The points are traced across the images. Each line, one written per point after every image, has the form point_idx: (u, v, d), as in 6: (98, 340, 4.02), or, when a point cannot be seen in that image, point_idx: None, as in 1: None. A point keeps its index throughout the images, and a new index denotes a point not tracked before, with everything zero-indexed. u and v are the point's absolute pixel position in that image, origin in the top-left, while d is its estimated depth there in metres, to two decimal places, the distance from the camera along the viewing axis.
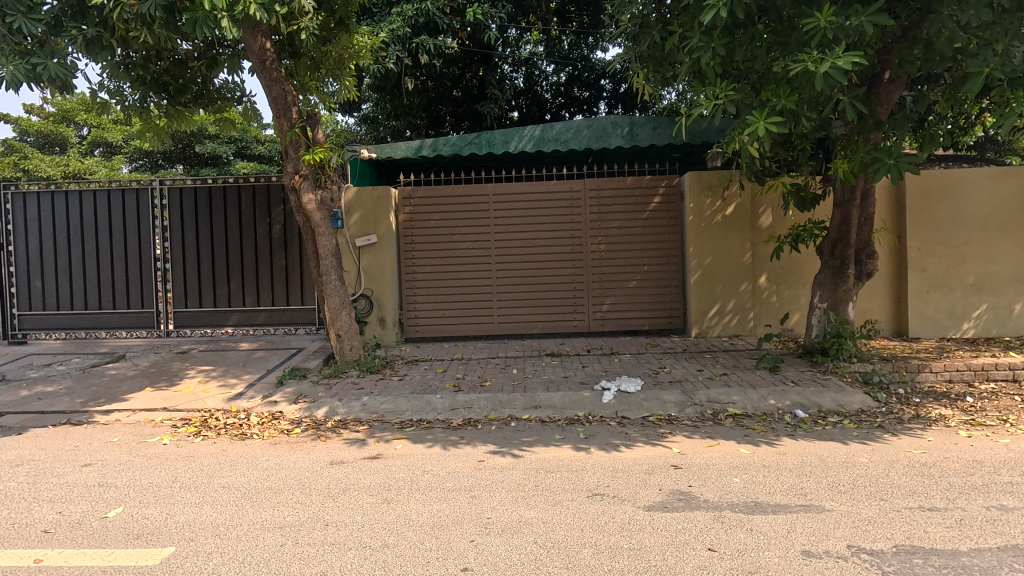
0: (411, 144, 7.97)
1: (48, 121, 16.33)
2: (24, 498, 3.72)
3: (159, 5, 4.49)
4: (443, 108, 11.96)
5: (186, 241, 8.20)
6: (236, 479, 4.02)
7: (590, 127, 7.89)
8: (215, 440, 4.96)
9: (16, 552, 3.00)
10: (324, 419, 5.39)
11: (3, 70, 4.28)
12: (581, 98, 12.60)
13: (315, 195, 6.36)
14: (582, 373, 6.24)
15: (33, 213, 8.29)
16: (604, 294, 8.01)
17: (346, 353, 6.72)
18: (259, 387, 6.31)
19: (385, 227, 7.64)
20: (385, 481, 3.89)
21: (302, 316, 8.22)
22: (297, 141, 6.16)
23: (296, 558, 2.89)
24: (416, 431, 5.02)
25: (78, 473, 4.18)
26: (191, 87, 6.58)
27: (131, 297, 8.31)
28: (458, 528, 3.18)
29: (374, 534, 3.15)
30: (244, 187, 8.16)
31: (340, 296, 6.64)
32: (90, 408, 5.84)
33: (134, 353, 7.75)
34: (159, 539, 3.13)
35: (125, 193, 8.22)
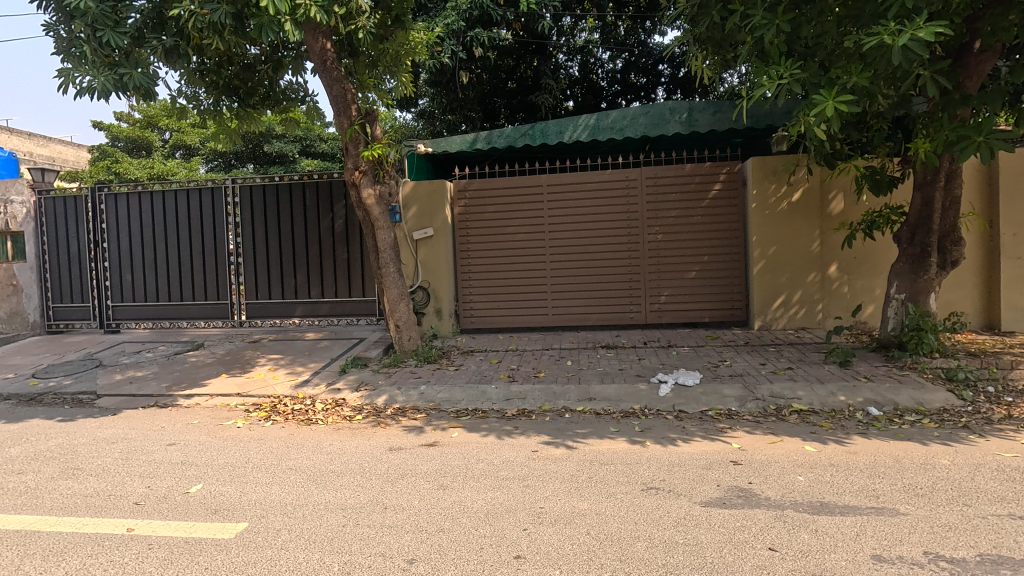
0: (466, 137, 8.05)
1: (135, 127, 17.66)
2: (119, 473, 4.09)
3: (229, 12, 4.73)
4: (497, 100, 11.99)
5: (257, 236, 8.67)
6: (302, 462, 4.24)
7: (646, 114, 7.70)
8: (284, 424, 5.25)
9: (113, 520, 3.30)
10: (384, 407, 5.59)
11: (96, 81, 4.65)
12: (637, 84, 12.36)
13: (374, 190, 6.56)
14: (639, 366, 6.13)
15: (123, 213, 9.01)
16: (661, 285, 7.82)
17: (404, 344, 6.91)
18: (323, 374, 6.62)
19: (441, 220, 7.77)
20: (442, 468, 4.00)
21: (363, 307, 8.52)
22: (357, 137, 6.37)
23: (356, 540, 3.01)
24: (471, 420, 5.11)
25: (164, 452, 4.54)
26: (259, 89, 6.91)
27: (208, 289, 8.87)
28: (511, 517, 3.22)
29: (431, 518, 3.24)
30: (308, 184, 8.53)
31: (398, 288, 6.84)
32: (174, 392, 6.32)
33: (212, 342, 8.30)
34: (234, 515, 3.35)
35: (202, 192, 8.79)
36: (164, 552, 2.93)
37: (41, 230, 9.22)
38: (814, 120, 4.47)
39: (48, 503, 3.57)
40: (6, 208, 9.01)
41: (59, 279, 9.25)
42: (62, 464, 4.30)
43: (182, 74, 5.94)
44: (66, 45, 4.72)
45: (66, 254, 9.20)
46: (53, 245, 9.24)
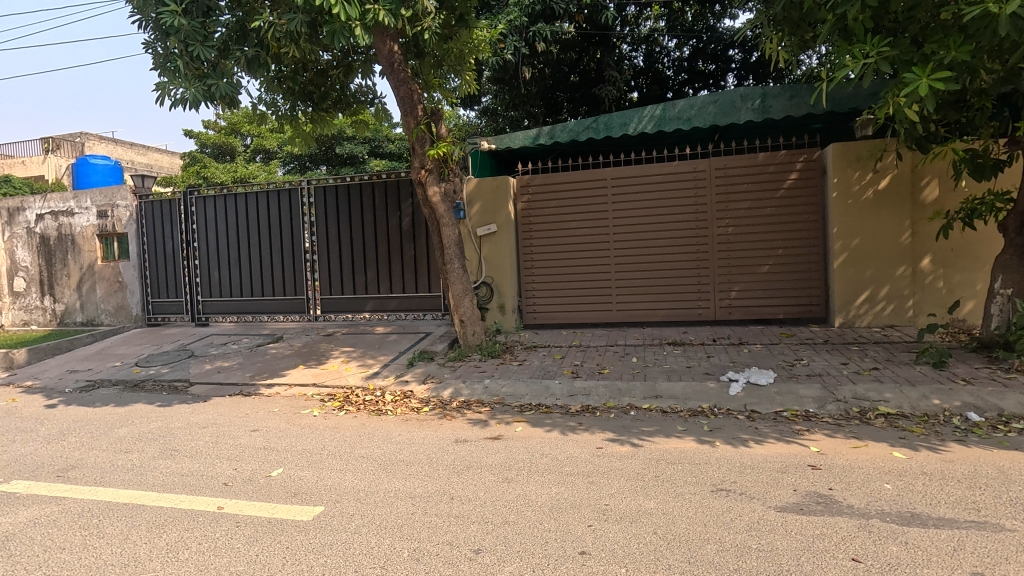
0: (529, 132, 8.06)
1: (220, 134, 18.95)
2: (209, 455, 4.42)
3: (304, 21, 4.97)
4: (560, 95, 11.96)
5: (330, 234, 9.09)
6: (373, 450, 4.41)
7: (715, 102, 7.41)
8: (356, 414, 5.48)
9: (205, 498, 3.58)
10: (450, 400, 5.72)
11: (188, 92, 5.02)
12: (706, 72, 11.91)
13: (439, 188, 6.71)
14: (707, 364, 5.93)
15: (211, 214, 9.71)
16: (731, 280, 7.50)
17: (469, 339, 7.04)
18: (392, 367, 6.86)
19: (504, 216, 7.83)
20: (506, 461, 4.04)
21: (429, 303, 8.74)
22: (423, 137, 6.54)
23: (424, 528, 3.10)
24: (535, 415, 5.13)
25: (249, 437, 4.86)
26: (331, 93, 7.23)
27: (286, 285, 9.40)
28: (576, 512, 3.21)
29: (496, 510, 3.28)
30: (377, 183, 8.84)
31: (463, 284, 6.97)
32: (257, 381, 6.75)
33: (289, 335, 8.79)
34: (312, 499, 3.54)
35: (280, 194, 9.32)
36: (250, 530, 3.14)
37: (142, 231, 10.07)
38: (905, 101, 4.13)
39: (151, 480, 3.92)
40: (113, 212, 10.14)
41: (157, 276, 10.07)
42: (161, 445, 4.71)
43: (261, 83, 6.32)
44: (163, 61, 5.13)
45: (162, 253, 10.00)
46: (151, 245, 10.07)
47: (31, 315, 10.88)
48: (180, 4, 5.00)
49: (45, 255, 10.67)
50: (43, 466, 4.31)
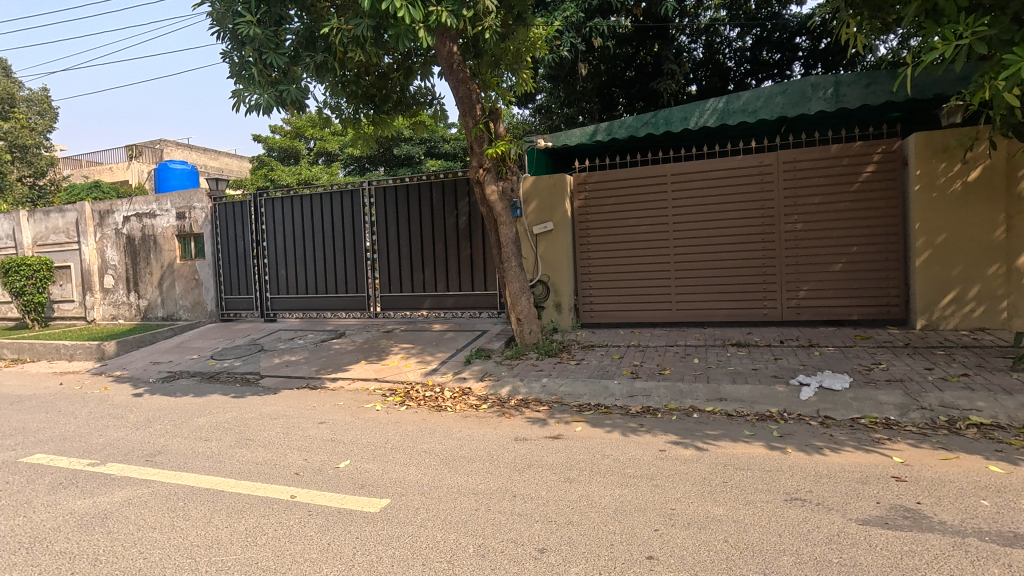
0: (586, 129, 7.97)
1: (286, 138, 19.79)
2: (281, 445, 4.62)
3: (370, 25, 5.10)
4: (616, 90, 11.79)
5: (389, 233, 9.32)
6: (435, 446, 4.48)
7: (784, 93, 7.07)
8: (416, 409, 5.60)
9: (279, 487, 3.75)
10: (508, 398, 5.74)
11: (262, 98, 5.24)
12: (770, 61, 11.46)
13: (497, 186, 6.75)
14: (775, 366, 5.68)
15: (279, 215, 10.15)
16: (800, 279, 7.16)
17: (525, 337, 7.06)
18: (450, 364, 6.96)
19: (561, 214, 7.79)
20: (567, 461, 4.01)
21: (486, 301, 8.81)
22: (481, 136, 6.60)
23: (488, 524, 3.12)
24: (594, 415, 5.07)
25: (316, 428, 5.06)
26: (392, 96, 7.40)
27: (347, 282, 9.71)
28: (641, 516, 3.14)
29: (559, 510, 3.26)
30: (435, 183, 8.98)
31: (520, 282, 6.98)
32: (322, 376, 7.02)
33: (351, 331, 9.09)
34: (379, 491, 3.63)
35: (343, 194, 9.63)
36: (322, 519, 3.25)
37: (216, 232, 10.66)
38: (1004, 85, 3.79)
39: (228, 467, 4.14)
40: (190, 214, 10.79)
41: (229, 274, 10.64)
42: (237, 434, 4.97)
43: (326, 88, 6.53)
44: (238, 68, 5.37)
45: (234, 252, 10.56)
46: (224, 245, 10.64)
47: (119, 310, 11.75)
48: (254, 15, 5.24)
49: (131, 254, 11.48)
50: (133, 450, 4.63)
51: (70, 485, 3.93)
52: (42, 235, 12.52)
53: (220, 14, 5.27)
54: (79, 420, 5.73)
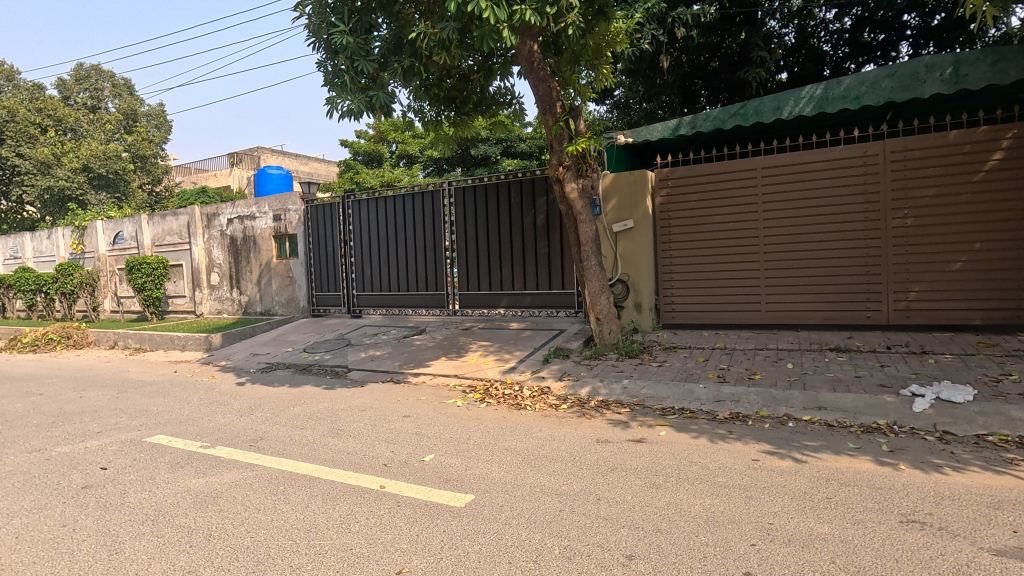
0: (668, 123, 7.70)
1: (370, 142, 20.73)
2: (369, 437, 4.81)
3: (456, 28, 5.18)
4: (698, 82, 11.35)
5: (468, 232, 9.48)
6: (516, 444, 4.50)
7: (892, 75, 6.47)
8: (496, 406, 5.65)
9: (369, 476, 3.90)
10: (588, 398, 5.66)
11: (353, 104, 5.45)
12: (873, 43, 10.57)
13: (577, 184, 6.68)
14: (882, 374, 5.22)
15: (364, 215, 10.62)
16: (910, 278, 6.54)
17: (605, 337, 6.95)
18: (528, 363, 6.97)
19: (642, 212, 7.58)
20: (653, 466, 3.88)
21: (563, 300, 8.75)
22: (562, 134, 6.55)
23: (574, 526, 3.07)
24: (679, 419, 4.87)
25: (402, 422, 5.23)
26: (472, 97, 7.50)
27: (428, 280, 9.99)
28: (736, 528, 2.98)
29: (646, 517, 3.15)
30: (513, 182, 9.02)
31: (599, 281, 6.88)
32: (405, 371, 7.26)
33: (431, 328, 9.34)
34: (463, 486, 3.69)
35: (424, 195, 9.91)
36: (410, 510, 3.35)
37: (307, 232, 11.32)
38: None
39: (323, 455, 4.38)
40: (285, 216, 11.52)
41: (320, 272, 11.26)
42: (328, 424, 5.24)
43: (411, 92, 6.72)
44: (332, 77, 5.63)
45: (324, 251, 11.15)
46: (315, 245, 11.27)
47: (223, 305, 12.78)
48: (347, 24, 5.48)
49: (233, 253, 12.44)
50: (238, 436, 5.00)
51: (186, 464, 4.31)
52: (159, 236, 13.85)
53: (316, 26, 5.56)
54: (192, 404, 6.29)
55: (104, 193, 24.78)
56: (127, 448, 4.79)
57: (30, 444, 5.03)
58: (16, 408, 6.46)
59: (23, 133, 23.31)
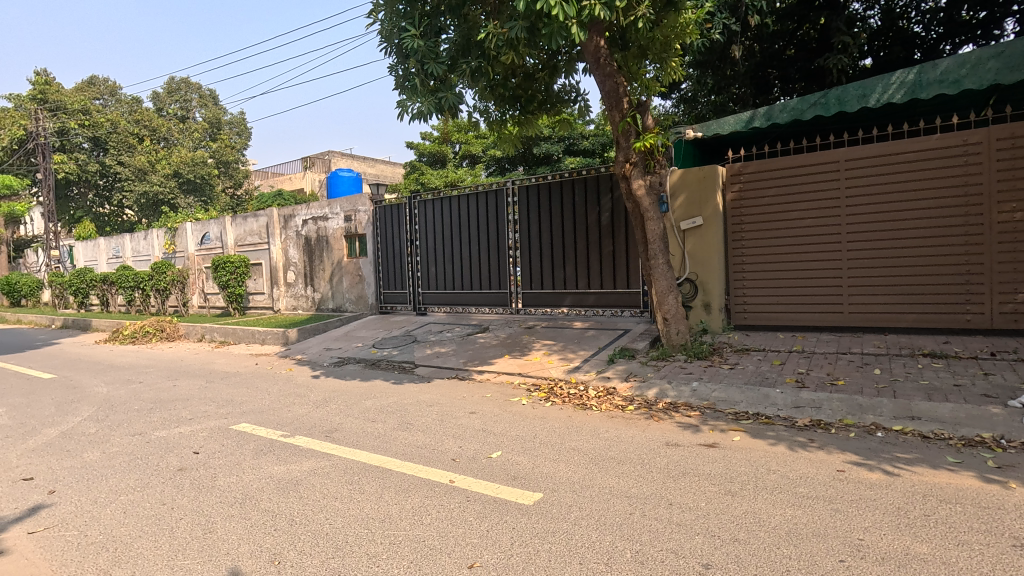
0: (740, 116, 7.37)
1: (435, 143, 21.14)
2: (438, 432, 4.92)
3: (524, 27, 5.20)
4: (772, 71, 10.83)
5: (531, 231, 9.49)
6: (583, 444, 4.45)
7: (998, 56, 5.90)
8: (562, 406, 5.62)
9: (439, 471, 3.98)
10: (655, 400, 5.52)
11: (423, 106, 5.58)
12: (973, 21, 9.69)
13: (644, 180, 6.55)
14: (985, 384, 4.77)
15: (429, 215, 10.87)
16: (1018, 279, 5.95)
17: (672, 337, 6.75)
18: (593, 362, 6.89)
19: (712, 208, 7.31)
20: (727, 473, 3.73)
21: (628, 299, 8.59)
22: (628, 130, 6.42)
23: (645, 530, 3.01)
24: (754, 425, 4.65)
25: (468, 418, 5.31)
26: (537, 96, 7.49)
27: (492, 279, 10.08)
28: (821, 542, 2.81)
29: (722, 525, 3.04)
30: (577, 180, 8.93)
31: (667, 280, 6.69)
32: (470, 368, 7.37)
33: (495, 326, 9.41)
34: (531, 484, 3.70)
35: (488, 194, 10.00)
36: (479, 506, 3.39)
37: (376, 232, 11.70)
38: None
39: (394, 448, 4.51)
40: (355, 216, 11.97)
41: (387, 270, 11.62)
42: (398, 418, 5.39)
43: (477, 92, 6.81)
44: (402, 81, 5.79)
45: (391, 250, 11.50)
46: (382, 244, 11.64)
47: (298, 302, 13.45)
48: (418, 28, 5.61)
49: (307, 252, 13.06)
50: (315, 426, 5.24)
51: (269, 452, 4.56)
52: (241, 236, 14.78)
53: (388, 32, 5.73)
54: (272, 395, 6.66)
55: (193, 196, 26.77)
56: (216, 435, 5.13)
57: (133, 427, 5.50)
58: (120, 394, 7.08)
59: (123, 143, 25.97)
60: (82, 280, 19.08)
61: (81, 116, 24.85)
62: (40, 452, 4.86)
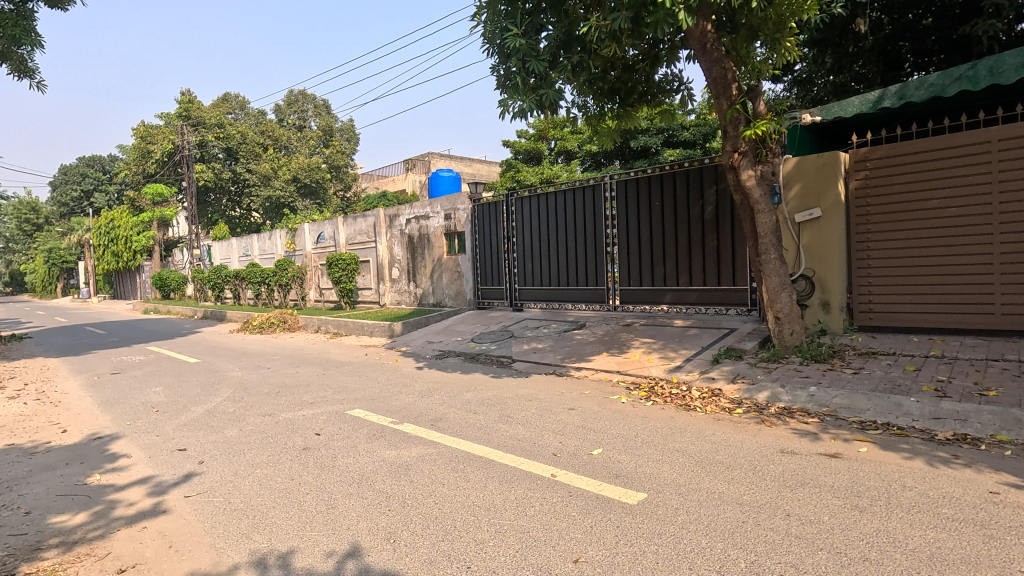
0: (867, 96, 6.72)
1: (530, 141, 21.24)
2: (538, 426, 4.97)
3: (628, 16, 5.07)
4: (904, 44, 9.72)
5: (630, 226, 9.28)
6: (687, 446, 4.29)
7: None
8: (663, 405, 5.46)
9: (541, 464, 4.04)
10: (767, 404, 5.19)
11: (524, 103, 5.65)
12: None
13: (755, 171, 6.14)
14: None
15: (526, 213, 10.98)
16: None
17: (785, 338, 6.32)
18: (696, 362, 6.63)
19: (832, 199, 6.73)
20: (852, 486, 3.43)
21: (734, 297, 8.16)
22: (737, 118, 6.07)
23: (761, 541, 2.84)
24: (883, 436, 4.23)
25: (568, 414, 5.31)
26: (637, 87, 7.30)
27: (588, 275, 10.00)
28: (972, 571, 2.49)
29: (850, 542, 2.79)
30: (678, 172, 8.58)
31: (780, 276, 6.27)
32: (567, 364, 7.37)
33: (592, 322, 9.31)
34: (635, 484, 3.63)
35: (585, 190, 9.91)
36: (582, 502, 3.38)
37: (474, 230, 12.03)
38: None
39: (496, 440, 4.62)
40: (455, 215, 12.38)
41: (485, 266, 11.90)
42: (499, 411, 5.51)
43: (575, 88, 6.77)
44: (504, 80, 5.90)
45: (489, 247, 11.77)
46: (480, 242, 11.95)
47: (402, 297, 14.18)
48: (520, 27, 5.67)
49: (410, 250, 13.72)
50: (422, 415, 5.50)
51: (381, 437, 4.86)
52: (351, 236, 15.84)
53: (491, 33, 5.81)
54: (381, 384, 7.08)
55: (309, 199, 29.17)
56: (334, 419, 5.55)
57: (263, 409, 6.10)
58: (252, 378, 7.88)
59: (250, 152, 28.90)
60: (218, 275, 21.44)
61: (217, 130, 28.03)
62: (191, 427, 5.54)
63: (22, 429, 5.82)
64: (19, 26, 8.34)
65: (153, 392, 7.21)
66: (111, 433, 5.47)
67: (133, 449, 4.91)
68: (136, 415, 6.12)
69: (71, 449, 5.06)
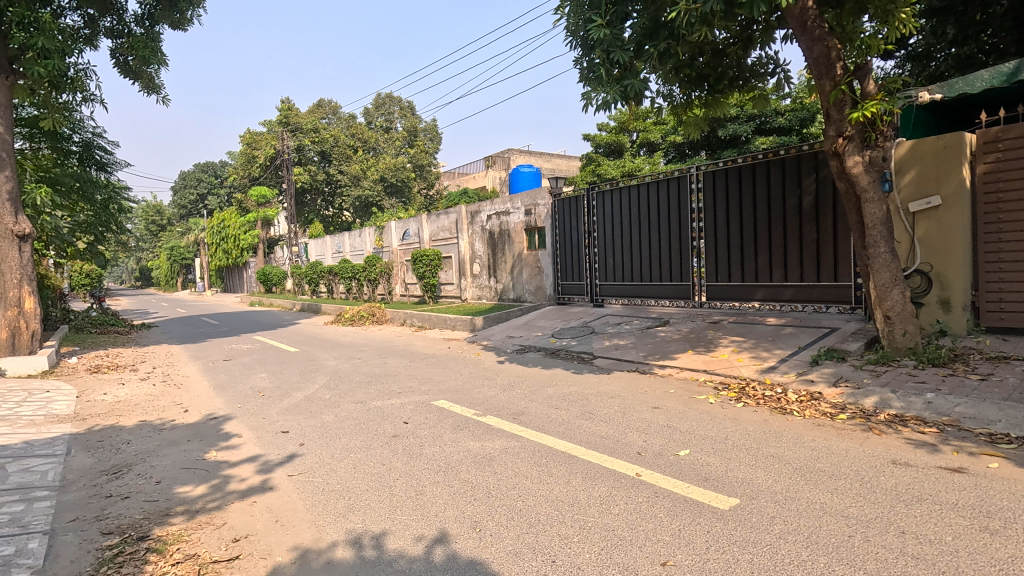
0: (999, 69, 5.96)
1: (612, 134, 20.86)
2: (621, 424, 4.88)
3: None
4: None
5: (717, 219, 8.86)
6: (784, 452, 4.03)
7: None
8: (756, 408, 5.17)
9: (624, 462, 3.96)
10: (875, 410, 4.77)
11: (608, 95, 5.56)
12: None
13: (863, 156, 5.62)
14: None
15: (607, 207, 10.79)
16: None
17: (896, 339, 5.78)
18: (793, 363, 6.21)
19: (955, 185, 6.05)
20: (981, 505, 3.07)
21: (836, 293, 7.56)
22: (842, 100, 5.60)
23: (870, 557, 2.62)
24: (1019, 451, 3.75)
25: (652, 412, 5.17)
26: (728, 73, 6.95)
27: (673, 271, 9.67)
28: None
29: (977, 566, 2.51)
30: (773, 161, 8.08)
31: (891, 272, 5.74)
32: (651, 362, 7.17)
33: (676, 319, 9.00)
34: (726, 488, 3.46)
35: (670, 182, 9.57)
36: (669, 503, 3.28)
37: (554, 225, 12.01)
38: None
39: (578, 436, 4.59)
40: (535, 210, 12.44)
41: (564, 262, 11.84)
42: (580, 407, 5.48)
43: (660, 77, 6.55)
44: (587, 73, 5.83)
45: (569, 242, 11.68)
46: (560, 237, 11.89)
47: (483, 292, 14.46)
48: (604, 18, 5.57)
49: (491, 246, 13.95)
50: (504, 408, 5.57)
51: (465, 428, 4.99)
52: (435, 232, 16.34)
53: (574, 26, 5.76)
54: (464, 377, 7.25)
55: (395, 198, 30.61)
56: (420, 408, 5.75)
57: (356, 397, 6.44)
58: (345, 367, 8.37)
59: (342, 154, 30.62)
60: (314, 271, 22.99)
61: (313, 134, 29.89)
62: (292, 411, 5.96)
63: (152, 407, 6.54)
64: (148, 47, 9.32)
65: (259, 377, 7.85)
66: (224, 415, 6.01)
67: (243, 430, 5.37)
68: (245, 398, 6.68)
69: (192, 427, 5.61)
